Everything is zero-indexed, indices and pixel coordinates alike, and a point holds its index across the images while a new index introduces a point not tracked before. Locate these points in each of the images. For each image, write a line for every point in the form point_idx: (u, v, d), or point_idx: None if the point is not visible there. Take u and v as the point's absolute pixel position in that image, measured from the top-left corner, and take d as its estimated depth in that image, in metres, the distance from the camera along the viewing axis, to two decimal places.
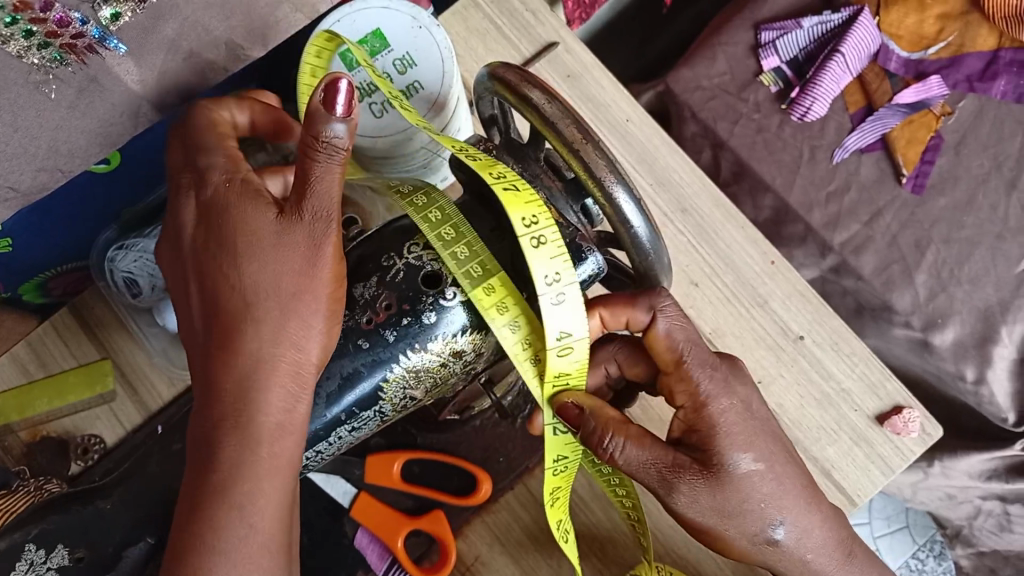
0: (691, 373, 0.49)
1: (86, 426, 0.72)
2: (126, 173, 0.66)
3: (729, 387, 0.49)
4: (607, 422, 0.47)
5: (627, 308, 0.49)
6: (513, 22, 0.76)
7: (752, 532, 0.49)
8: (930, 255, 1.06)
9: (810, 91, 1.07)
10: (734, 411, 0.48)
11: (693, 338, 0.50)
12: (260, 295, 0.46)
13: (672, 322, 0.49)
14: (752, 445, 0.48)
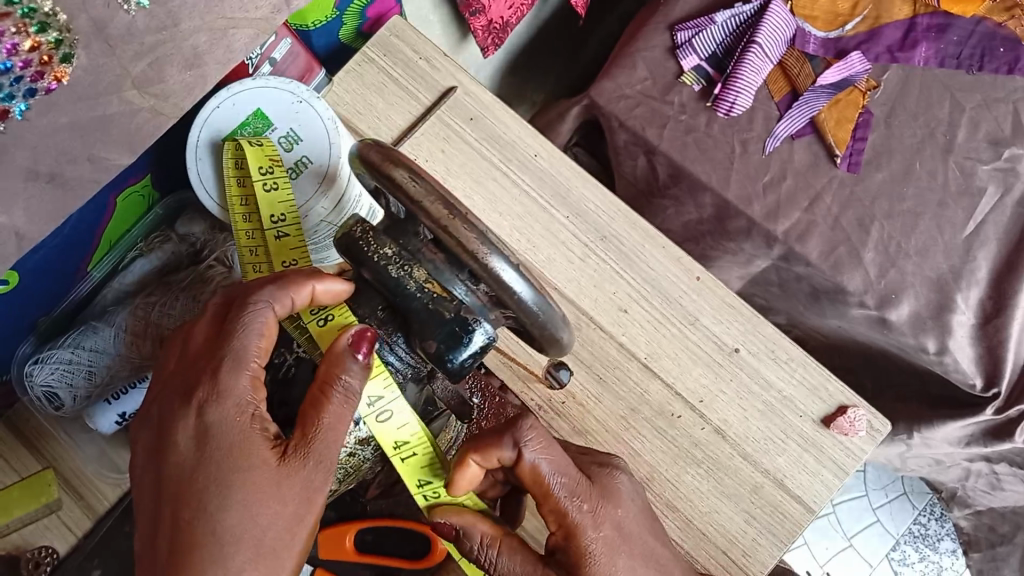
0: (559, 505, 0.53)
1: (36, 538, 0.70)
2: (32, 290, 0.64)
3: (596, 520, 0.53)
4: (483, 541, 0.54)
5: (495, 448, 0.52)
6: (410, 72, 0.75)
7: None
8: (874, 233, 1.04)
9: (732, 86, 1.07)
10: (601, 543, 0.53)
11: (564, 469, 0.53)
12: (245, 534, 0.48)
13: (539, 461, 0.52)
14: (617, 574, 0.53)
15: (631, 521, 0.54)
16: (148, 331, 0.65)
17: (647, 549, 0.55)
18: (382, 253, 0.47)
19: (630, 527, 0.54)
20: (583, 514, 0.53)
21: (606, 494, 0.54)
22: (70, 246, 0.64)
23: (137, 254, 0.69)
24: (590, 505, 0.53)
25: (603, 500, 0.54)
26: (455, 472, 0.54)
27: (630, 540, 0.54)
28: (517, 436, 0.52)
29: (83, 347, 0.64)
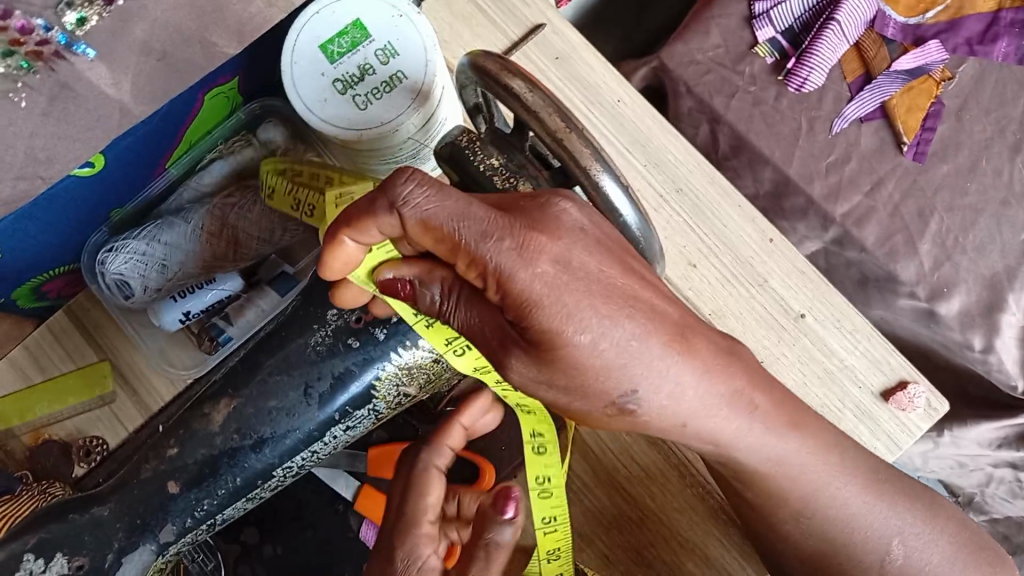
0: (474, 261, 0.38)
1: (88, 428, 0.69)
2: (112, 177, 0.64)
3: (525, 265, 0.37)
4: (442, 290, 0.43)
5: (371, 222, 0.41)
6: (498, 5, 0.74)
7: (596, 397, 0.40)
8: (933, 224, 1.03)
9: (806, 62, 1.05)
10: (540, 278, 0.37)
11: (467, 214, 0.38)
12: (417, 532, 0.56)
13: (434, 209, 0.38)
14: (575, 311, 0.37)
15: (582, 241, 0.38)
16: (223, 231, 0.65)
17: (616, 286, 0.39)
18: (489, 163, 0.47)
19: (580, 263, 0.38)
20: (506, 263, 0.37)
21: (534, 231, 0.38)
22: (156, 136, 0.63)
23: (216, 156, 0.69)
24: (513, 244, 0.37)
25: (529, 234, 0.37)
26: (327, 257, 0.43)
27: (584, 274, 0.38)
28: (393, 196, 0.39)
29: (160, 241, 0.64)
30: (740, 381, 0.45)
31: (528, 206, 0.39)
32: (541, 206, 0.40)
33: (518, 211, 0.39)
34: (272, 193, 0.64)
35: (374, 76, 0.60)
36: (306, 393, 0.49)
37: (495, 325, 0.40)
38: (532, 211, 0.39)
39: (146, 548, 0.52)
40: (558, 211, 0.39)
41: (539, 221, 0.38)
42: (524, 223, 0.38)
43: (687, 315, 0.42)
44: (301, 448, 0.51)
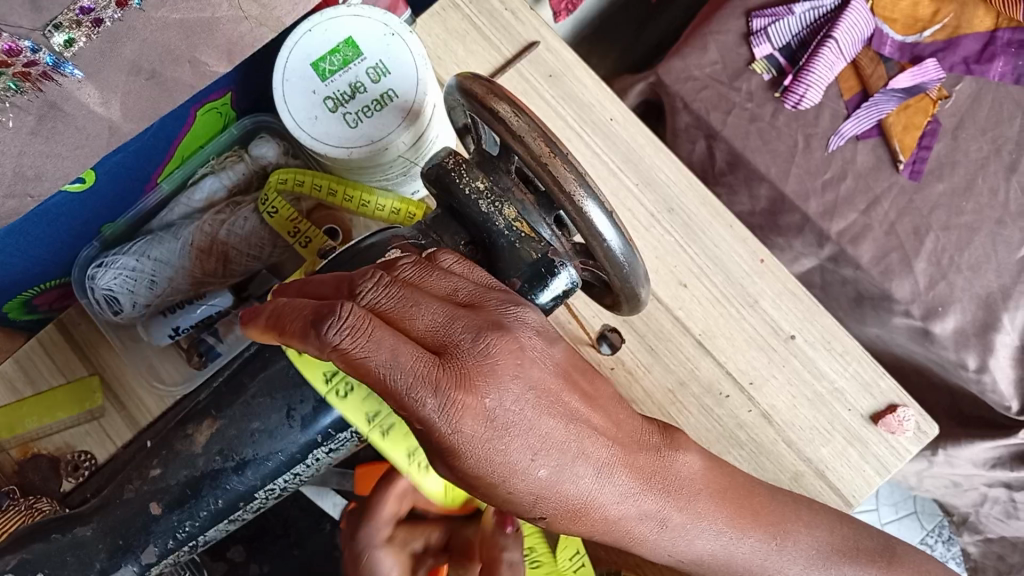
0: (400, 406, 0.38)
1: (77, 442, 0.69)
2: (104, 192, 0.65)
3: (451, 424, 0.38)
4: None
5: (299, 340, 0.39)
6: (494, 22, 0.74)
7: (520, 512, 0.43)
8: (929, 243, 1.03)
9: (803, 79, 1.05)
10: (467, 433, 0.38)
11: (398, 366, 0.37)
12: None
13: (362, 352, 0.37)
14: (494, 459, 0.40)
15: (513, 394, 0.39)
16: (213, 248, 0.64)
17: (546, 433, 0.41)
18: (475, 186, 0.47)
19: (510, 417, 0.39)
20: (435, 418, 0.38)
21: (467, 389, 0.38)
22: (146, 153, 0.64)
23: (208, 171, 0.68)
24: (440, 401, 0.38)
25: (461, 391, 0.38)
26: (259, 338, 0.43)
27: (511, 427, 0.39)
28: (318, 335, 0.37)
29: (149, 257, 0.64)
30: (667, 497, 0.47)
31: (466, 346, 0.39)
32: (475, 349, 0.39)
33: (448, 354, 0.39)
34: (273, 213, 0.64)
35: (364, 94, 0.60)
36: (288, 415, 0.49)
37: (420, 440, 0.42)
38: (468, 359, 0.39)
39: (128, 569, 0.52)
40: (494, 356, 0.39)
41: (473, 374, 0.38)
42: (458, 372, 0.38)
43: (627, 435, 0.45)
44: (284, 469, 0.51)
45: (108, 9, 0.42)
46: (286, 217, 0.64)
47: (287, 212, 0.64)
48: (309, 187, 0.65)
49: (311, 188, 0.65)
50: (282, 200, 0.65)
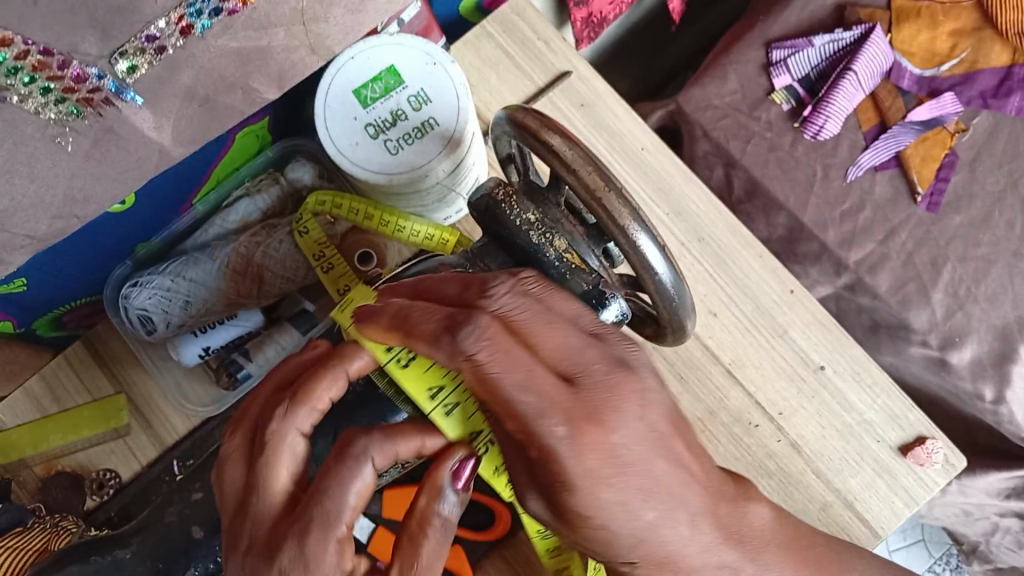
0: (525, 429, 0.40)
1: (101, 460, 0.69)
2: (141, 213, 0.65)
3: (575, 455, 0.40)
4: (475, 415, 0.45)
5: (431, 348, 0.42)
6: (526, 51, 0.76)
7: (608, 554, 0.44)
8: (946, 274, 1.04)
9: (822, 110, 1.06)
10: (584, 467, 0.40)
11: (531, 387, 0.40)
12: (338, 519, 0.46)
13: (495, 370, 0.40)
14: (606, 492, 0.41)
15: (635, 430, 0.41)
16: (248, 270, 0.65)
17: (659, 478, 0.42)
18: (526, 217, 0.47)
19: (629, 458, 0.41)
20: (561, 447, 0.40)
21: (597, 418, 0.40)
22: (184, 174, 0.64)
23: (243, 193, 0.68)
24: (571, 432, 0.40)
25: (587, 419, 0.40)
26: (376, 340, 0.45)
27: (628, 466, 0.41)
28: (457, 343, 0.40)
29: (184, 277, 0.64)
30: (737, 547, 0.47)
31: (597, 376, 0.41)
32: (603, 385, 0.41)
33: (578, 378, 0.41)
34: (305, 234, 0.65)
35: (406, 121, 0.60)
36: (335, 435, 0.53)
37: (521, 467, 0.43)
38: (596, 392, 0.41)
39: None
40: (620, 394, 0.41)
41: (601, 408, 0.41)
42: (586, 404, 0.40)
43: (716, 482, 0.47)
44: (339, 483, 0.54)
45: (172, 37, 0.43)
46: (314, 243, 0.65)
47: (315, 239, 0.65)
48: (344, 207, 0.65)
49: (345, 210, 0.65)
50: (311, 222, 0.65)
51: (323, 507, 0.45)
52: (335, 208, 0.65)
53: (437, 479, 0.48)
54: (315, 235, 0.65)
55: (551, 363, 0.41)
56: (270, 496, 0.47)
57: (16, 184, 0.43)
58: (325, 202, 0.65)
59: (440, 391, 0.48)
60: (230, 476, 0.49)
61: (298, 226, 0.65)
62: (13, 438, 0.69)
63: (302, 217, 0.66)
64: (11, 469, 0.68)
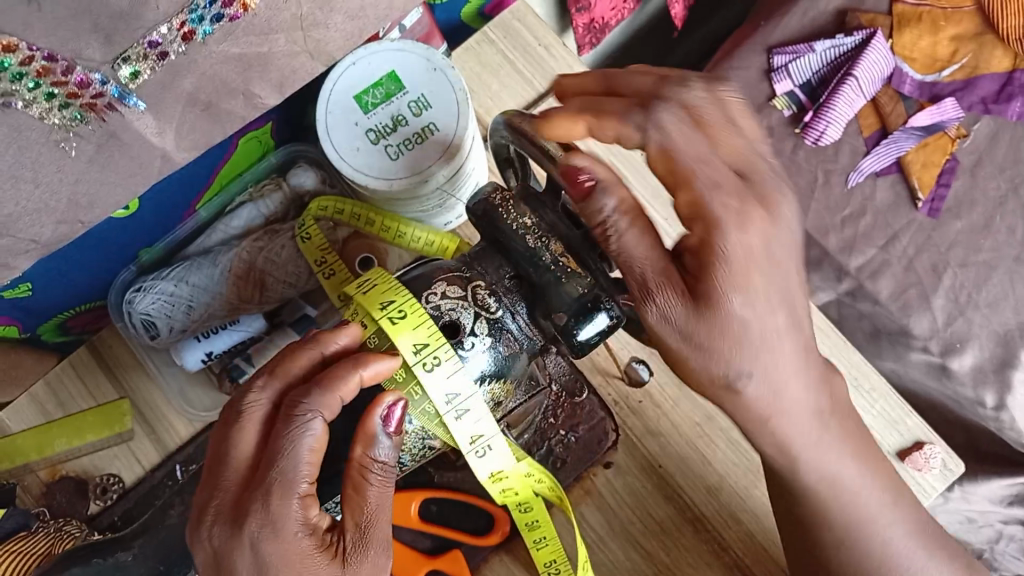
0: (695, 196, 0.47)
1: (104, 465, 0.69)
2: (145, 218, 0.66)
3: (741, 231, 0.46)
4: (617, 207, 0.48)
5: (615, 120, 0.49)
6: (527, 57, 0.76)
7: (724, 364, 0.48)
8: (947, 279, 1.04)
9: (823, 115, 1.06)
10: (740, 249, 0.46)
11: (710, 163, 0.47)
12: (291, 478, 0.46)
13: (683, 145, 0.47)
14: (745, 291, 0.46)
15: (786, 235, 0.48)
16: (251, 274, 0.65)
17: (787, 283, 0.48)
18: (522, 222, 0.49)
19: (777, 258, 0.47)
20: (731, 226, 0.46)
21: (761, 203, 0.47)
22: (188, 179, 0.65)
23: (245, 199, 0.69)
24: (742, 212, 0.46)
25: (753, 208, 0.47)
26: (562, 118, 0.50)
27: (773, 263, 0.47)
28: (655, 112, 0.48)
29: (187, 282, 0.65)
30: (817, 397, 0.53)
31: (769, 173, 0.49)
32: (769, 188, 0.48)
33: (753, 174, 0.49)
34: (307, 238, 0.64)
35: (406, 127, 0.61)
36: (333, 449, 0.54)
37: (665, 264, 0.47)
38: (767, 185, 0.48)
39: None
40: (784, 197, 0.49)
41: (766, 193, 0.48)
42: (759, 190, 0.48)
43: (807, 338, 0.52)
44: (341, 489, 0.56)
45: (174, 43, 0.43)
46: (315, 248, 0.64)
47: (317, 241, 0.64)
48: (350, 213, 0.65)
49: (351, 215, 0.65)
50: (314, 225, 0.65)
51: (279, 463, 0.46)
52: (339, 213, 0.65)
53: (368, 429, 0.48)
54: (316, 239, 0.64)
55: (730, 156, 0.48)
56: (233, 462, 0.48)
57: (19, 189, 0.44)
58: (332, 207, 0.66)
59: (457, 398, 0.51)
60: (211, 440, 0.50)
61: (301, 230, 0.65)
62: (17, 443, 0.69)
63: (306, 220, 0.65)
64: (14, 474, 0.68)
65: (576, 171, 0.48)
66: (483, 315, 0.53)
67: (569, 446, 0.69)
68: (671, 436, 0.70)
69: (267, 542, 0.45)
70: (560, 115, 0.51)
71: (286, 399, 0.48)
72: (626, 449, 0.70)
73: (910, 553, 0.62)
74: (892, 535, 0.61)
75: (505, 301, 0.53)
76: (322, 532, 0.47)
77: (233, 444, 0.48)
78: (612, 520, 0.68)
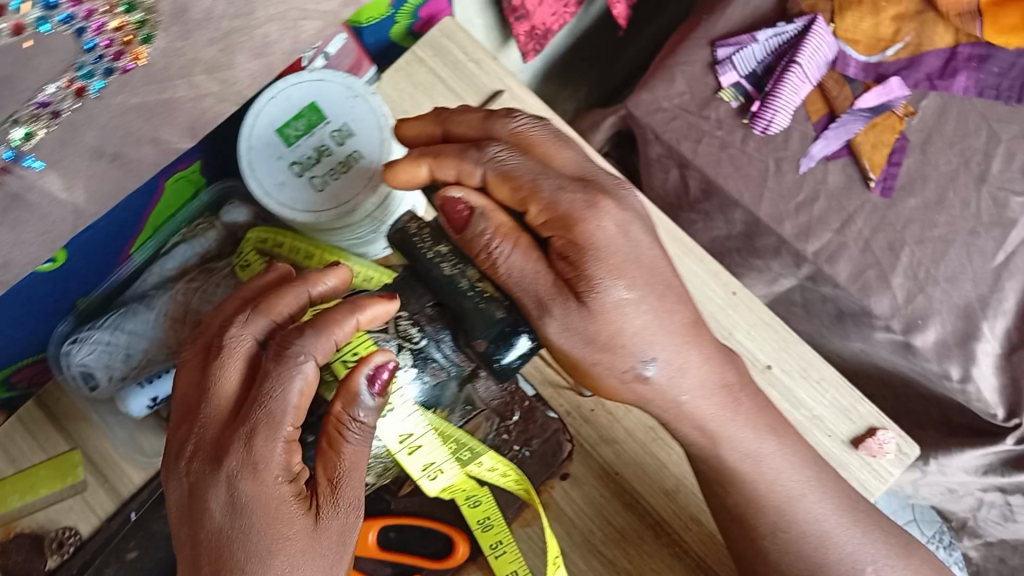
0: (546, 202, 0.50)
1: (59, 518, 0.69)
2: (78, 269, 0.65)
3: (595, 220, 0.50)
4: (494, 231, 0.51)
5: (457, 159, 0.52)
6: (458, 73, 0.76)
7: (626, 355, 0.53)
8: (904, 257, 1.03)
9: (770, 104, 1.06)
10: (605, 235, 0.51)
11: (542, 171, 0.51)
12: (270, 417, 0.49)
13: (513, 164, 0.51)
14: (624, 274, 0.51)
15: (637, 220, 0.53)
16: (187, 317, 0.66)
17: (655, 268, 0.53)
18: (436, 250, 0.53)
19: (636, 241, 0.52)
20: (584, 213, 0.50)
21: (605, 194, 0.52)
22: (117, 228, 0.64)
23: (180, 240, 0.69)
24: (590, 204, 0.51)
25: (599, 197, 0.51)
26: (405, 166, 0.53)
27: (634, 248, 0.52)
28: (486, 148, 0.52)
29: (122, 330, 0.65)
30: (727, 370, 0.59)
31: (603, 175, 0.55)
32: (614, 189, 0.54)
33: (589, 179, 0.54)
34: (245, 266, 0.66)
35: (330, 157, 0.61)
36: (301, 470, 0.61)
37: (537, 275, 0.51)
38: (606, 183, 0.54)
39: None
40: (625, 197, 0.53)
41: (607, 190, 0.53)
42: (599, 186, 0.53)
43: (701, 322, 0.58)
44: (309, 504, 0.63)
45: (66, 101, 0.42)
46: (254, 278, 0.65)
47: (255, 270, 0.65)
48: (287, 241, 0.65)
49: (289, 245, 0.65)
50: (255, 251, 0.66)
51: (274, 405, 0.49)
52: (276, 242, 0.66)
53: (354, 384, 0.51)
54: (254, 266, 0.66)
55: (569, 168, 0.54)
56: (217, 399, 0.51)
57: None
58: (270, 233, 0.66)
59: (411, 436, 0.57)
60: (186, 380, 0.53)
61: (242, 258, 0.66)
62: None
63: (246, 246, 0.66)
64: None
65: (452, 202, 0.51)
66: (408, 344, 0.57)
67: (524, 461, 0.68)
68: (624, 443, 0.71)
69: (246, 479, 0.49)
70: (401, 167, 0.54)
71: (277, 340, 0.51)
72: (581, 458, 0.71)
73: (856, 542, 0.62)
74: (837, 528, 0.61)
75: (427, 330, 0.56)
76: (300, 482, 0.51)
77: (219, 381, 0.51)
78: (572, 531, 0.69)
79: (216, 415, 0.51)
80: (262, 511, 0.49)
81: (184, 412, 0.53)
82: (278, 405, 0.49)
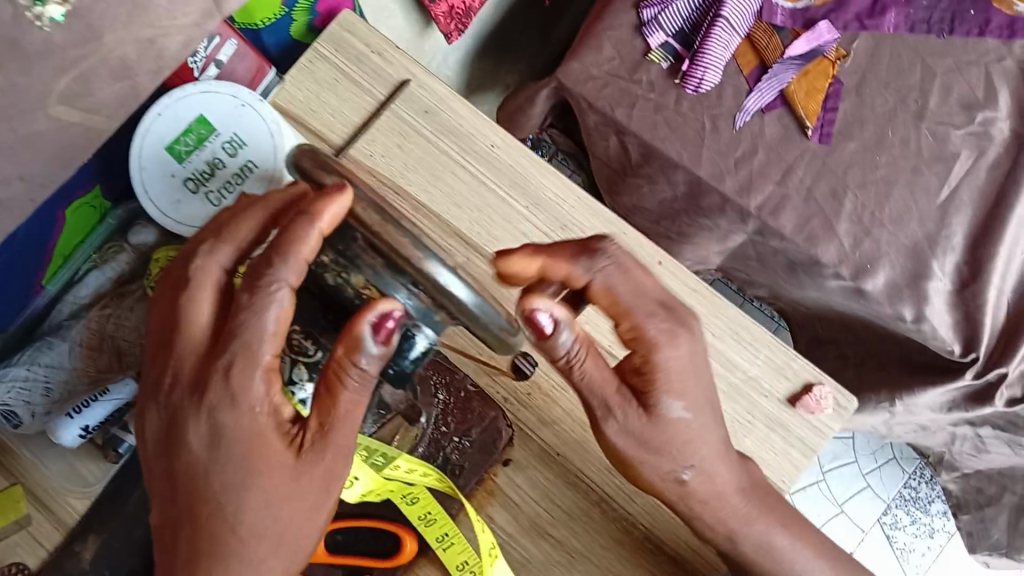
0: (634, 323, 0.53)
1: (5, 556, 0.64)
2: None
3: (677, 348, 0.53)
4: (576, 339, 0.51)
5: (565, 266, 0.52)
6: (362, 66, 0.74)
7: (676, 460, 0.56)
8: (849, 203, 1.01)
9: (699, 62, 1.03)
10: (678, 360, 0.53)
11: (637, 291, 0.53)
12: (245, 342, 0.45)
13: (611, 285, 0.52)
14: (686, 394, 0.54)
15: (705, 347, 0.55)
16: (104, 344, 0.66)
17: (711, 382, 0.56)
18: (319, 261, 0.47)
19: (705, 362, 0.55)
20: (665, 346, 0.53)
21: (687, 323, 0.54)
22: (22, 260, 0.64)
23: (91, 267, 0.70)
24: (672, 334, 0.53)
25: (682, 329, 0.53)
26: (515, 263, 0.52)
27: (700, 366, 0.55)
28: (593, 259, 0.52)
29: (39, 364, 0.65)
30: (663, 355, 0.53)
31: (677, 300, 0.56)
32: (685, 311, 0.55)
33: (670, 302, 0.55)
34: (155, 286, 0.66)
35: (224, 170, 0.64)
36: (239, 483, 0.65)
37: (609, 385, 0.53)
38: (683, 308, 0.55)
39: None
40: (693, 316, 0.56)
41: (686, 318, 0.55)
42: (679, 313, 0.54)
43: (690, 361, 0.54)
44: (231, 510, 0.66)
45: None
46: None
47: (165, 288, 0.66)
48: None
49: None
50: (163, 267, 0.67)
51: (255, 324, 0.45)
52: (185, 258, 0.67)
53: (355, 334, 0.44)
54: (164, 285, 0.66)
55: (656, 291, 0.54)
56: (189, 329, 0.48)
57: None
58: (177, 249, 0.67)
59: None
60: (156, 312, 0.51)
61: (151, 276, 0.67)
62: None
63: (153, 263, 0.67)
64: None
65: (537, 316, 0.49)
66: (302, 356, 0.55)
67: (464, 451, 0.68)
68: (563, 423, 0.71)
69: (225, 410, 0.46)
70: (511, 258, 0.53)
71: (252, 268, 0.46)
72: (522, 443, 0.71)
73: None
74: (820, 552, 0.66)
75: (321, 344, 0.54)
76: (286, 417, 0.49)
77: (191, 315, 0.48)
78: (519, 515, 0.70)
79: (189, 346, 0.48)
80: (240, 445, 0.47)
81: (158, 347, 0.50)
82: (254, 329, 0.45)
